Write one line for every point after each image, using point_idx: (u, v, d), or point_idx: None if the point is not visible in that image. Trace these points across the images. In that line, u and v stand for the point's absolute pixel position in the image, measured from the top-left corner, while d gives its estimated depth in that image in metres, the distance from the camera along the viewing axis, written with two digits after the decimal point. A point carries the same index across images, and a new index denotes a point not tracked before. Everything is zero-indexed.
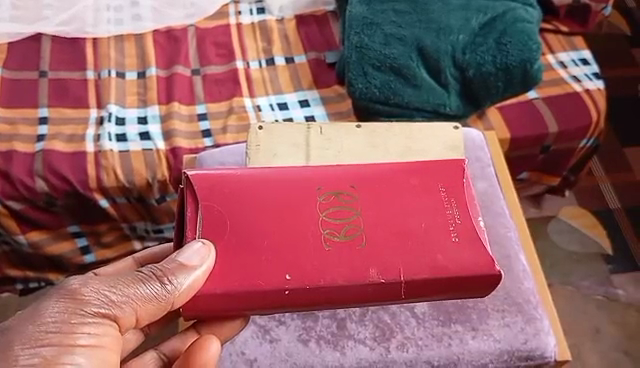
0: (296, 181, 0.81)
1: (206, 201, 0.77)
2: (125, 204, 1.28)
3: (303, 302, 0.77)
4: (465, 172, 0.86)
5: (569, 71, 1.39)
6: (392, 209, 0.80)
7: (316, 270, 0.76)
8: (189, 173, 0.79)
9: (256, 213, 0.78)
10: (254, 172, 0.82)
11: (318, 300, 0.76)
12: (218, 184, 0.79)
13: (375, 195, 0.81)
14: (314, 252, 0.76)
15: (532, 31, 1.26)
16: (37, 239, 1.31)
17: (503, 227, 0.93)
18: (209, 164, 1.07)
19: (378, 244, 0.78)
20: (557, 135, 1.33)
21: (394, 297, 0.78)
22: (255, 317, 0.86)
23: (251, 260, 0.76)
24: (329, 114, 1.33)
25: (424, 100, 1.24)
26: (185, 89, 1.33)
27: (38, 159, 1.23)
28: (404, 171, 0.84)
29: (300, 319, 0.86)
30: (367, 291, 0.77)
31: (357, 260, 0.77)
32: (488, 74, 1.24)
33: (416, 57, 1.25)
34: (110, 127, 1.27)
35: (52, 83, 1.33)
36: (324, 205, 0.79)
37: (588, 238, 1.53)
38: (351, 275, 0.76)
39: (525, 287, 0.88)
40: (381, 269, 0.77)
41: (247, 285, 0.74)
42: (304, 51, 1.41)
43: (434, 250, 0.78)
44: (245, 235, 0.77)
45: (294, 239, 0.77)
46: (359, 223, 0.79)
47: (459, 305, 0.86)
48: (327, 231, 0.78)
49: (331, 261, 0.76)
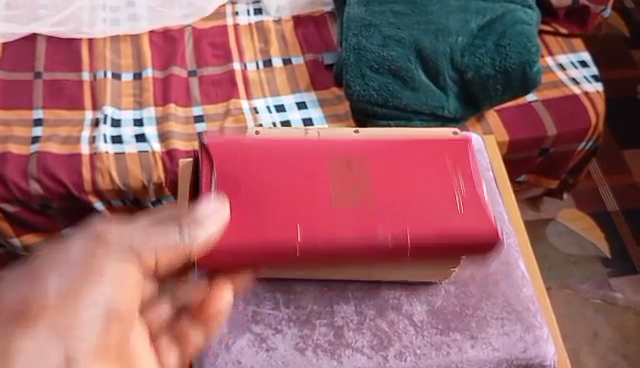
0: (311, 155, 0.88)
1: (222, 163, 0.85)
2: (120, 206, 1.26)
3: (314, 259, 0.82)
4: (469, 146, 0.91)
5: (568, 73, 1.39)
6: (396, 179, 0.86)
7: (324, 224, 0.81)
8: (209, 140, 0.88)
9: (269, 176, 0.85)
10: (269, 143, 0.89)
11: (327, 258, 0.82)
12: (234, 150, 0.87)
13: (376, 169, 0.87)
14: (323, 210, 0.83)
15: (531, 34, 1.25)
16: (32, 241, 1.29)
17: (502, 233, 0.92)
18: None
19: (383, 208, 0.83)
20: (555, 138, 1.32)
21: (400, 257, 0.81)
22: (251, 325, 0.85)
23: (265, 217, 0.82)
24: (326, 116, 1.31)
25: (422, 102, 1.23)
26: (181, 91, 1.32)
27: (32, 161, 1.21)
28: (411, 145, 0.90)
29: (297, 327, 0.84)
30: (375, 251, 0.81)
31: (364, 221, 0.82)
32: (486, 76, 1.23)
33: (414, 59, 1.25)
34: (105, 128, 1.25)
35: (47, 84, 1.32)
36: (337, 172, 0.86)
37: (586, 240, 1.52)
38: (359, 231, 0.81)
39: (524, 294, 0.87)
40: (388, 229, 0.81)
41: (260, 237, 0.80)
42: (301, 53, 1.40)
43: (437, 213, 0.83)
44: (259, 194, 0.84)
45: (306, 202, 0.83)
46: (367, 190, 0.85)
47: (457, 312, 0.85)
48: (337, 194, 0.84)
49: (339, 216, 0.82)
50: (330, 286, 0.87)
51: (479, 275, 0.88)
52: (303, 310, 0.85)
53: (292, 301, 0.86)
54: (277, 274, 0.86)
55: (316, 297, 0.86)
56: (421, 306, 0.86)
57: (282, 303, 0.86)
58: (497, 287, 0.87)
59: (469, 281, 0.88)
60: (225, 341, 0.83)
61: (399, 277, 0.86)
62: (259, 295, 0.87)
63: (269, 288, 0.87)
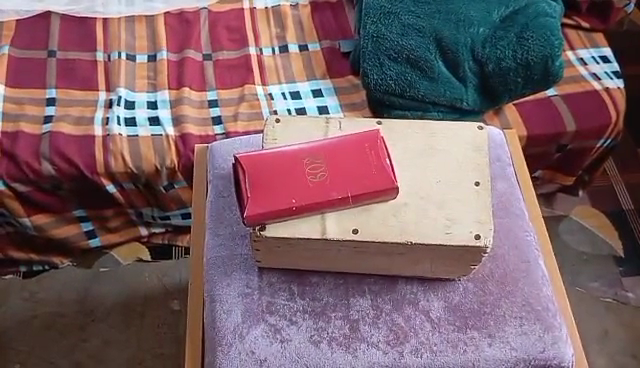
0: (295, 128, 0.87)
1: (249, 172, 0.80)
2: (132, 189, 1.26)
3: (320, 206, 0.78)
4: (379, 135, 0.84)
5: (589, 68, 1.36)
6: (356, 154, 0.81)
7: (321, 195, 0.78)
8: (238, 157, 0.81)
9: (268, 166, 0.80)
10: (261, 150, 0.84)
11: (326, 204, 0.78)
12: (254, 162, 0.81)
13: (349, 158, 0.81)
14: (315, 186, 0.78)
15: (555, 26, 1.22)
16: (42, 222, 1.29)
17: (523, 230, 0.90)
18: (217, 164, 0.99)
19: (357, 163, 0.80)
20: (574, 134, 1.30)
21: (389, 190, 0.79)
22: (265, 316, 0.84)
23: (274, 194, 0.78)
24: (342, 104, 1.29)
25: (441, 93, 1.21)
26: (196, 75, 1.30)
27: (44, 141, 1.21)
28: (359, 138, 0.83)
29: (311, 319, 0.83)
30: (363, 193, 0.79)
31: (350, 177, 0.79)
32: (507, 69, 1.21)
33: (433, 49, 1.22)
34: (118, 110, 1.25)
35: (60, 63, 1.31)
36: (317, 157, 0.81)
37: (600, 239, 1.51)
38: (355, 189, 0.79)
39: (544, 294, 0.86)
40: (369, 182, 0.79)
41: (279, 210, 0.77)
42: (318, 39, 1.37)
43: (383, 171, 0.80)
44: (267, 179, 0.79)
45: (294, 171, 0.79)
46: (336, 148, 0.81)
47: (475, 309, 0.84)
48: (318, 161, 0.80)
49: (327, 190, 0.78)
50: (345, 279, 0.86)
51: (499, 273, 0.86)
52: (318, 302, 0.84)
53: (307, 293, 0.85)
54: (292, 264, 0.84)
55: (331, 289, 0.85)
56: (439, 302, 0.84)
57: (297, 295, 0.84)
58: (516, 285, 0.86)
59: (488, 278, 0.86)
60: (239, 331, 0.83)
61: (416, 273, 0.84)
62: (274, 285, 0.85)
63: (283, 279, 0.85)
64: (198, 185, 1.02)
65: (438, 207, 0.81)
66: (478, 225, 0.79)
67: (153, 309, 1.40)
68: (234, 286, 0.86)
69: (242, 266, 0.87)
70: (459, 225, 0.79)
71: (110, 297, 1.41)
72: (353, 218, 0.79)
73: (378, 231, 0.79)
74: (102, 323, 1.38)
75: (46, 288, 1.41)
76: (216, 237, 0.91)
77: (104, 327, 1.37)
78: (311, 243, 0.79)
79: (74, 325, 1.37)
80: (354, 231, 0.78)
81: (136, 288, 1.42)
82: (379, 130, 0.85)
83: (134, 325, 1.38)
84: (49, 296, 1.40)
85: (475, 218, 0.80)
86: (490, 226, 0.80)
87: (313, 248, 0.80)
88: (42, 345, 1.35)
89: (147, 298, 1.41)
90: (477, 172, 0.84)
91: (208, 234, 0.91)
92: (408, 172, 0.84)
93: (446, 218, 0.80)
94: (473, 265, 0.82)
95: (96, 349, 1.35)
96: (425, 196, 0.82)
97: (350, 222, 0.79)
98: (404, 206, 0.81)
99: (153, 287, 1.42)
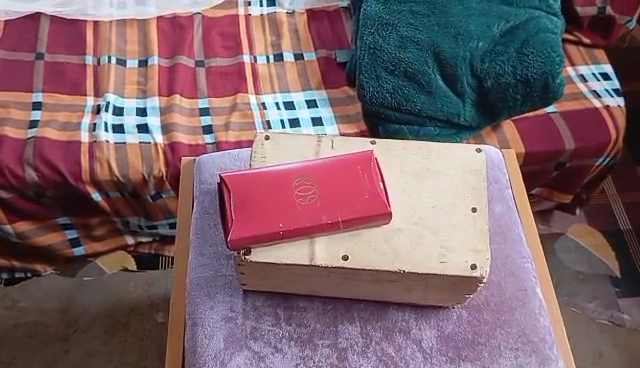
0: (287, 146, 0.84)
1: (236, 192, 0.77)
2: (118, 198, 1.22)
3: (309, 228, 0.75)
4: (373, 157, 0.81)
5: (589, 85, 1.34)
6: (348, 177, 0.78)
7: (310, 217, 0.75)
8: (225, 175, 0.78)
9: (256, 185, 0.77)
10: (250, 168, 0.81)
11: (315, 228, 0.75)
12: (242, 181, 0.77)
13: (341, 180, 0.78)
14: (305, 209, 0.75)
15: (556, 43, 1.19)
16: (24, 229, 1.25)
17: (520, 256, 0.87)
18: (204, 177, 0.95)
19: (349, 186, 0.77)
20: (572, 153, 1.27)
21: (382, 216, 0.76)
22: (249, 342, 0.80)
23: (260, 215, 0.75)
24: (337, 116, 1.26)
25: (437, 107, 1.18)
26: (188, 82, 1.27)
27: (29, 146, 1.17)
28: (352, 159, 0.80)
29: (297, 346, 0.80)
30: (355, 218, 0.76)
31: (341, 200, 0.76)
32: (506, 85, 1.18)
33: (431, 63, 1.19)
34: (106, 116, 1.21)
35: (48, 66, 1.27)
36: (308, 177, 0.78)
37: (596, 258, 1.48)
38: (346, 213, 0.75)
39: (540, 324, 0.83)
40: (361, 206, 0.76)
41: (265, 232, 0.74)
42: (313, 48, 1.34)
43: (376, 195, 0.77)
44: (255, 200, 0.76)
45: (283, 192, 0.76)
46: (328, 169, 0.78)
47: (469, 340, 0.80)
48: (308, 182, 0.77)
49: (316, 213, 0.75)
50: (334, 304, 0.82)
51: (494, 301, 0.83)
52: (305, 328, 0.81)
53: (294, 318, 0.81)
54: (279, 288, 0.81)
55: (319, 315, 0.81)
56: (431, 331, 0.81)
57: (283, 320, 0.81)
58: (512, 315, 0.82)
59: (483, 307, 0.82)
60: (221, 357, 0.80)
61: (408, 300, 0.81)
62: (259, 309, 0.82)
63: (269, 302, 0.82)
64: (185, 199, 0.99)
65: (433, 233, 0.78)
66: (475, 254, 0.76)
67: (138, 321, 1.35)
68: (217, 309, 0.82)
69: (226, 288, 0.84)
70: (454, 253, 0.76)
71: (94, 306, 1.36)
72: (344, 243, 0.76)
73: (370, 258, 0.75)
74: (85, 334, 1.33)
75: (28, 296, 1.37)
76: (201, 257, 0.87)
77: (87, 338, 1.33)
78: (299, 268, 0.76)
79: (56, 335, 1.33)
80: (344, 258, 0.75)
81: (121, 298, 1.37)
82: (373, 152, 0.82)
83: (118, 337, 1.33)
84: (30, 304, 1.36)
85: (471, 247, 0.77)
86: (486, 256, 0.76)
87: (301, 273, 0.77)
88: (22, 355, 1.30)
89: (132, 309, 1.36)
90: (474, 196, 0.81)
91: (192, 253, 0.87)
92: (402, 195, 0.80)
93: (441, 245, 0.77)
94: (468, 294, 0.79)
95: (78, 361, 1.30)
96: (420, 221, 0.79)
97: (340, 248, 0.76)
98: (398, 231, 0.77)
99: (139, 298, 1.37)
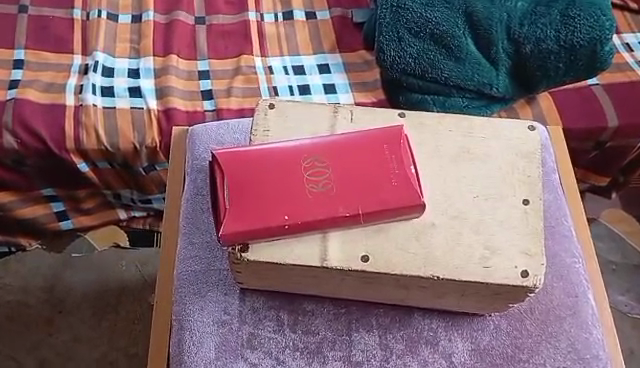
0: (297, 119, 0.70)
1: (231, 174, 0.64)
2: (108, 169, 1.10)
3: (321, 220, 0.62)
4: (402, 135, 0.67)
5: (635, 55, 1.18)
6: (370, 160, 0.65)
7: (322, 207, 0.62)
8: (219, 154, 0.65)
9: (258, 169, 0.64)
10: (252, 143, 0.68)
11: (328, 221, 0.62)
12: (240, 162, 0.65)
13: (360, 164, 0.65)
14: (315, 197, 0.63)
15: (605, 5, 1.04)
16: (4, 202, 1.11)
17: (569, 256, 0.75)
18: (199, 151, 0.83)
19: (371, 171, 0.64)
20: (615, 131, 1.11)
21: (410, 208, 0.64)
22: (245, 352, 0.69)
23: (261, 204, 0.62)
24: (352, 84, 1.12)
25: (467, 76, 1.04)
26: (186, 42, 1.13)
27: (8, 109, 1.04)
28: (376, 138, 0.66)
29: (304, 359, 0.68)
30: (376, 210, 0.63)
31: (360, 188, 0.64)
32: (548, 52, 1.03)
33: (462, 24, 1.04)
34: (95, 77, 1.08)
35: (32, 20, 1.13)
36: (319, 159, 0.65)
37: (630, 247, 1.35)
38: (365, 203, 0.63)
39: (591, 338, 0.71)
40: (385, 196, 0.63)
41: (265, 224, 0.62)
42: (328, 6, 1.19)
43: (403, 183, 0.64)
44: (255, 185, 0.63)
45: (289, 177, 0.64)
46: (345, 150, 0.66)
47: (508, 355, 0.69)
48: (320, 165, 0.64)
49: (328, 202, 0.63)
50: (348, 308, 0.71)
51: (539, 309, 0.72)
52: (313, 337, 0.69)
53: (300, 324, 0.70)
54: (284, 287, 0.69)
55: (330, 321, 0.70)
56: (463, 344, 0.69)
57: (287, 327, 0.70)
58: (560, 326, 0.71)
59: (525, 316, 0.71)
60: None
61: (436, 305, 0.69)
62: (259, 312, 0.70)
63: (270, 304, 0.70)
64: (177, 177, 0.87)
65: (474, 231, 0.65)
66: (526, 259, 0.64)
67: (130, 304, 1.24)
68: (208, 310, 0.71)
69: (220, 286, 0.72)
70: (500, 256, 0.64)
71: (83, 287, 1.25)
72: (365, 240, 0.64)
73: (397, 259, 0.63)
74: (72, 316, 1.22)
75: (13, 273, 1.26)
76: (192, 247, 0.75)
77: (74, 320, 1.22)
78: (309, 269, 0.64)
79: (40, 317, 1.22)
80: (364, 259, 0.63)
81: (112, 278, 1.26)
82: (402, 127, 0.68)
83: (107, 320, 1.23)
84: (15, 281, 1.25)
85: (522, 249, 0.64)
86: (540, 261, 0.64)
87: (310, 274, 0.65)
88: (4, 337, 1.20)
89: (122, 290, 1.25)
90: (524, 187, 0.68)
91: (181, 242, 0.76)
92: (435, 182, 0.68)
93: (484, 246, 0.64)
94: (510, 303, 0.67)
95: (64, 345, 1.20)
96: (458, 215, 0.66)
97: (359, 246, 0.63)
98: (431, 227, 0.65)
99: (131, 279, 1.26)
